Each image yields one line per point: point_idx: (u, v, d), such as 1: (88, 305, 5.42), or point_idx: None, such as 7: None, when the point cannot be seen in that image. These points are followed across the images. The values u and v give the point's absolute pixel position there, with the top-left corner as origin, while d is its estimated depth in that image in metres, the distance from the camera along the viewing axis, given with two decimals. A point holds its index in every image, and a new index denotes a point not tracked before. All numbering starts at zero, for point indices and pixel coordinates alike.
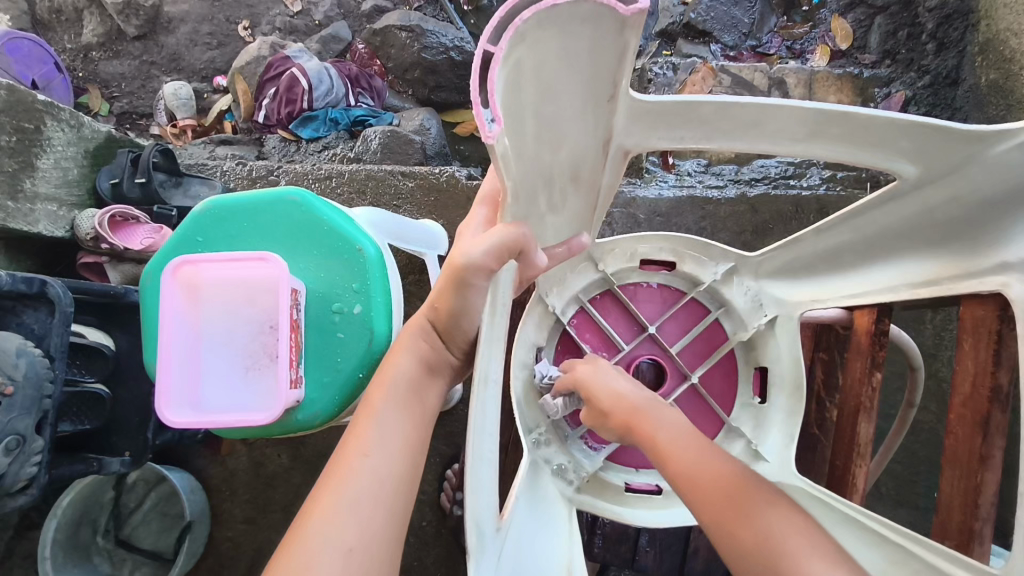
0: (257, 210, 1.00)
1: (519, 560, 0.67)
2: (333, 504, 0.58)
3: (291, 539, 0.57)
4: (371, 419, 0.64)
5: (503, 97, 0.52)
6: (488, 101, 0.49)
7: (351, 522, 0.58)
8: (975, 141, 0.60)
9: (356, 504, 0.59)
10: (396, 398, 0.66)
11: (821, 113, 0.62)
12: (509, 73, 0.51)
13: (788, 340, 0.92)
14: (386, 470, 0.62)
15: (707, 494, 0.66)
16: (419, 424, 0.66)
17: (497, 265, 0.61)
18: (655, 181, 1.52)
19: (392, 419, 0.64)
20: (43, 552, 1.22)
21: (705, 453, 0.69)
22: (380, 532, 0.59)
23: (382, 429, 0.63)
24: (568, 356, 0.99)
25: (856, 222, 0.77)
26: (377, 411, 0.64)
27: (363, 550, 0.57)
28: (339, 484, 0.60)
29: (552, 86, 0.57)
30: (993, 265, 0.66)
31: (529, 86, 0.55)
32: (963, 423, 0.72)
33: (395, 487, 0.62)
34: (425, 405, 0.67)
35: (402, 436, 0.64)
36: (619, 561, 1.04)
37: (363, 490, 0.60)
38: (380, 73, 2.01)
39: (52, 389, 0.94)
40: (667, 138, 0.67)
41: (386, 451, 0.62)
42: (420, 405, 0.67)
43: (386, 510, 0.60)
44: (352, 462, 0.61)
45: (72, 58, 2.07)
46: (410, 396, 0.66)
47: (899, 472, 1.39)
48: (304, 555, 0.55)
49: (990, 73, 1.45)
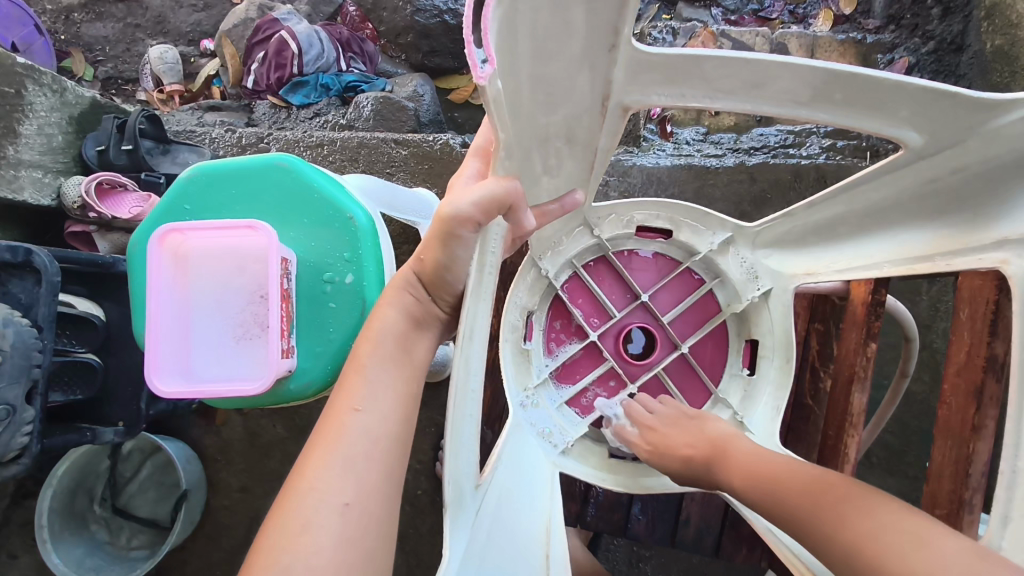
0: (246, 176, 0.98)
1: (499, 522, 0.67)
2: (326, 462, 0.57)
3: (286, 499, 0.56)
4: (360, 375, 0.61)
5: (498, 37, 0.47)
6: (481, 37, 0.45)
7: (345, 480, 0.57)
8: (985, 110, 0.57)
9: (349, 462, 0.58)
10: (386, 355, 0.63)
11: (836, 74, 0.59)
12: (502, 17, 0.47)
13: (781, 312, 0.91)
14: (379, 426, 0.60)
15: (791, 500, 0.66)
16: (410, 379, 0.64)
17: (484, 218, 0.57)
18: (653, 150, 1.50)
19: (384, 375, 0.62)
20: (40, 520, 1.23)
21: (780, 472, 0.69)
22: (376, 490, 0.58)
23: (373, 387, 0.61)
24: (559, 319, 1.00)
25: (850, 195, 0.75)
26: (366, 367, 0.62)
27: (359, 507, 0.56)
28: (332, 442, 0.58)
29: (550, 31, 0.53)
30: (993, 241, 0.62)
31: (523, 38, 0.51)
32: (957, 392, 0.72)
33: (388, 442, 0.60)
34: (417, 363, 0.65)
35: (394, 390, 0.62)
36: (611, 528, 1.05)
37: (357, 448, 0.58)
38: (372, 37, 1.96)
39: (41, 358, 0.93)
40: (669, 95, 0.64)
41: (378, 408, 0.60)
42: (410, 359, 0.64)
43: (380, 467, 0.59)
44: (343, 419, 0.59)
45: (53, 20, 2.00)
46: (400, 352, 0.64)
47: (890, 443, 1.40)
48: (299, 514, 0.55)
49: (996, 39, 1.43)
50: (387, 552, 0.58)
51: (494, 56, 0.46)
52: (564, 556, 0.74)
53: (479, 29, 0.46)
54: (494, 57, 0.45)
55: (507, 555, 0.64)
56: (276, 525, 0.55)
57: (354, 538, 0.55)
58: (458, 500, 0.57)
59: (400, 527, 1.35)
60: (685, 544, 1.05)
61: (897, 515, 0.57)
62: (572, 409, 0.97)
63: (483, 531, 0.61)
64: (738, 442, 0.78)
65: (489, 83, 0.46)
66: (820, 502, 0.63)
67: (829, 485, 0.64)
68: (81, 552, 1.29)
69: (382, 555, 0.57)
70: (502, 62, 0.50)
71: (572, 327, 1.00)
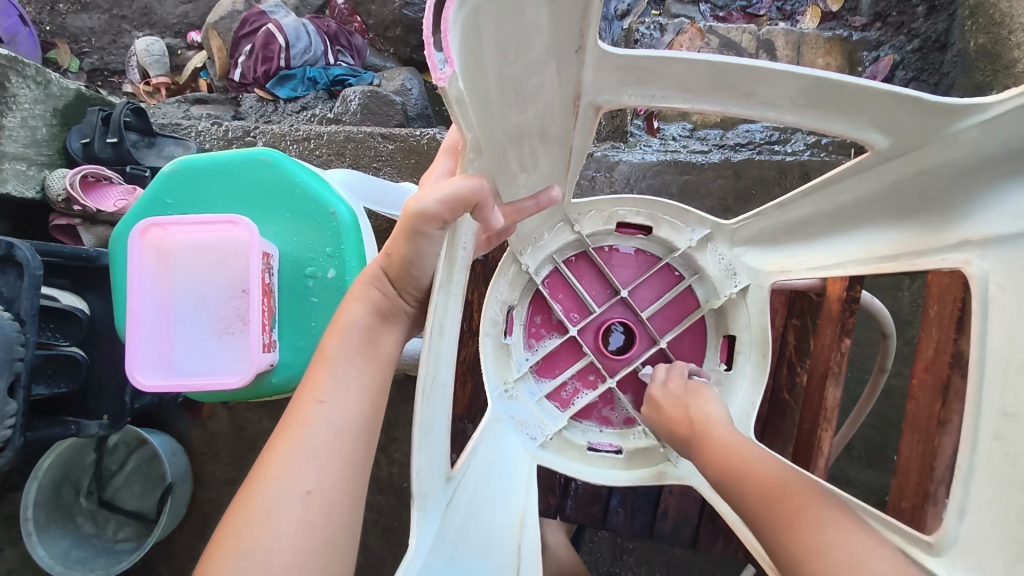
0: (227, 170, 0.98)
1: (472, 513, 0.68)
2: (290, 451, 0.57)
3: (249, 487, 0.56)
4: (326, 369, 0.62)
5: (464, 43, 0.48)
6: (442, 40, 0.45)
7: (309, 469, 0.57)
8: (944, 115, 0.58)
9: (313, 451, 0.58)
10: (357, 350, 0.63)
11: (804, 80, 0.60)
12: (465, 21, 0.47)
13: (757, 308, 0.91)
14: (345, 417, 0.60)
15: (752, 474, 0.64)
16: (379, 372, 0.64)
17: (452, 216, 0.56)
18: (639, 146, 1.51)
19: (350, 368, 0.62)
20: (24, 514, 1.24)
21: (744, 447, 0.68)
22: (340, 478, 0.58)
23: (343, 380, 0.62)
24: (539, 314, 1.02)
25: (819, 195, 0.76)
26: (333, 361, 0.62)
27: (322, 495, 0.56)
28: (297, 432, 0.58)
29: (517, 34, 0.53)
30: (955, 242, 0.63)
31: (493, 40, 0.52)
32: (925, 388, 0.73)
33: (354, 432, 0.60)
34: (386, 357, 0.65)
35: (361, 384, 0.62)
36: (591, 521, 1.07)
37: (322, 439, 0.58)
38: (360, 30, 1.95)
39: (24, 352, 0.94)
40: (639, 95, 0.64)
41: (346, 400, 0.61)
42: (380, 354, 0.65)
43: (348, 460, 0.59)
44: (308, 410, 0.60)
45: (39, 11, 1.98)
46: (368, 346, 0.64)
47: (870, 437, 1.42)
48: (261, 501, 0.55)
49: (979, 38, 1.44)
50: (349, 541, 0.58)
51: (456, 58, 0.46)
52: (534, 548, 0.75)
53: (441, 34, 0.46)
54: (455, 59, 0.46)
55: (478, 545, 0.66)
56: (237, 512, 0.55)
57: (318, 525, 0.55)
58: (426, 493, 0.57)
59: (386, 519, 1.36)
60: (663, 536, 1.06)
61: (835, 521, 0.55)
62: (551, 403, 0.99)
63: (453, 523, 0.62)
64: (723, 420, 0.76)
65: (450, 85, 0.46)
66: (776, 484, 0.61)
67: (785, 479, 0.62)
68: (66, 544, 1.30)
69: (349, 545, 0.58)
70: (469, 66, 0.50)
71: (552, 322, 1.01)
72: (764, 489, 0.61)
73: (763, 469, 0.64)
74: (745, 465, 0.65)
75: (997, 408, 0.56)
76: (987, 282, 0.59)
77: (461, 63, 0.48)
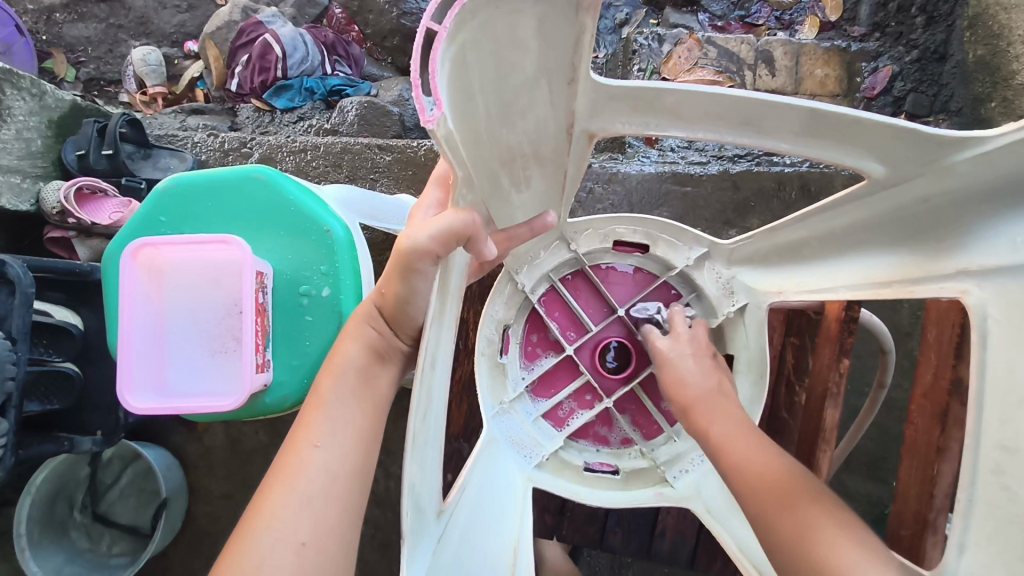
0: (221, 189, 0.97)
1: (468, 543, 0.67)
2: (282, 501, 0.56)
3: (239, 539, 0.55)
4: (320, 411, 0.61)
5: (449, 84, 0.47)
6: (431, 83, 0.44)
7: (302, 519, 0.55)
8: (941, 147, 0.57)
9: (307, 500, 0.56)
10: (349, 391, 0.62)
11: (803, 112, 0.59)
12: (449, 58, 0.46)
13: (756, 329, 0.90)
14: (339, 463, 0.59)
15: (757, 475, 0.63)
16: (372, 415, 0.63)
17: (444, 251, 0.55)
18: (637, 157, 1.50)
19: (343, 409, 0.61)
20: (18, 529, 1.23)
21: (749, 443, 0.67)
22: (334, 525, 0.57)
23: (335, 421, 0.61)
24: (536, 332, 1.01)
25: (813, 220, 0.76)
26: (326, 403, 0.61)
27: (316, 547, 0.55)
28: (289, 478, 0.57)
29: (503, 65, 0.52)
30: (952, 270, 0.62)
31: (478, 75, 0.51)
32: (924, 413, 0.73)
33: (348, 478, 0.59)
34: (379, 397, 0.64)
35: (354, 427, 0.61)
36: (587, 541, 1.06)
37: (315, 485, 0.57)
38: (358, 40, 1.95)
39: (15, 371, 0.93)
40: (632, 123, 0.63)
41: (338, 444, 0.59)
42: (373, 394, 0.63)
43: (341, 506, 0.58)
44: (301, 455, 0.58)
45: (34, 20, 1.96)
46: (361, 386, 0.63)
47: (871, 449, 1.41)
48: (253, 555, 0.53)
49: (978, 49, 1.43)
50: None
51: (444, 100, 0.46)
52: None
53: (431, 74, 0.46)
54: (444, 101, 0.45)
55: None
56: (228, 569, 0.53)
57: None
58: (418, 529, 0.56)
59: (384, 534, 1.35)
60: (661, 556, 1.05)
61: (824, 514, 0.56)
62: (548, 423, 0.98)
63: (449, 556, 0.61)
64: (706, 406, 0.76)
65: (439, 126, 0.45)
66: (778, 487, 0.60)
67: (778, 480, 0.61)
68: (60, 560, 1.29)
69: None
70: (453, 104, 0.49)
71: (548, 340, 1.01)
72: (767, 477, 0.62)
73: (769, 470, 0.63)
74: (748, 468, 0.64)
75: (994, 443, 0.54)
76: (985, 313, 0.57)
77: (447, 102, 0.48)
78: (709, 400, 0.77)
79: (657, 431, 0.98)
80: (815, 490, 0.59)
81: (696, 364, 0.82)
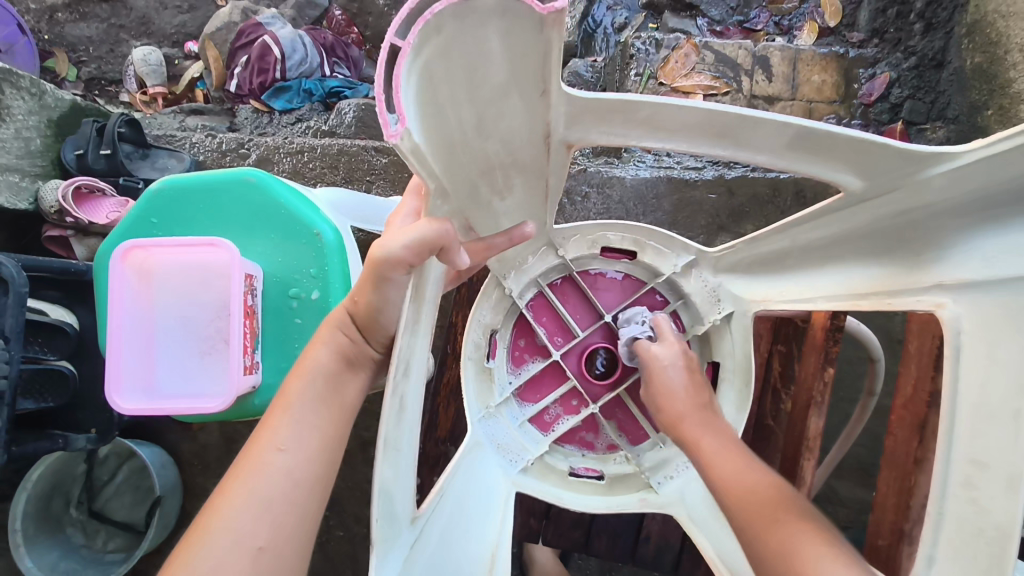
0: (212, 191, 0.98)
1: (444, 548, 0.67)
2: (242, 504, 0.56)
3: (193, 540, 0.55)
4: (286, 414, 0.61)
5: (414, 101, 0.49)
6: (394, 97, 0.46)
7: (260, 524, 0.56)
8: (917, 160, 0.57)
9: (268, 504, 0.57)
10: (316, 395, 0.63)
11: (788, 127, 0.59)
12: (414, 72, 0.48)
13: (742, 337, 0.91)
14: (302, 468, 0.59)
15: (746, 501, 0.62)
16: (338, 421, 0.63)
17: (417, 260, 0.56)
18: (633, 162, 1.51)
19: (309, 413, 0.62)
20: (13, 525, 1.24)
21: (742, 466, 0.65)
22: (292, 530, 0.57)
23: (300, 425, 0.61)
24: (523, 337, 1.01)
25: (793, 232, 0.77)
26: (292, 406, 0.61)
27: (273, 551, 0.56)
28: (249, 481, 0.57)
29: (471, 77, 0.53)
30: (930, 284, 0.62)
31: (446, 86, 0.52)
32: (903, 425, 0.73)
33: (309, 483, 0.60)
34: (347, 403, 0.64)
35: (319, 431, 0.61)
36: (573, 545, 1.06)
37: (274, 489, 0.58)
38: (357, 42, 1.97)
39: (7, 369, 0.94)
40: (611, 134, 0.63)
41: (301, 448, 0.60)
42: (341, 399, 0.64)
43: (300, 511, 0.58)
44: (264, 458, 0.59)
45: (37, 20, 1.97)
46: (329, 392, 0.63)
47: (863, 456, 1.41)
48: (205, 558, 0.54)
49: (975, 56, 1.42)
50: None
51: (408, 115, 0.47)
52: None
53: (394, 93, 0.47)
54: (407, 116, 0.47)
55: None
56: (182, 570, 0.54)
57: None
58: (390, 535, 0.56)
59: None
60: (646, 561, 1.05)
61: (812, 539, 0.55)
62: (534, 427, 0.98)
63: (424, 562, 0.62)
64: (688, 424, 0.75)
65: (402, 140, 0.47)
66: (768, 513, 0.60)
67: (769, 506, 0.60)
68: (54, 555, 1.30)
69: None
70: (420, 118, 0.51)
71: (536, 345, 1.01)
72: (760, 500, 0.61)
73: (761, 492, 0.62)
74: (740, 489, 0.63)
75: (966, 456, 0.53)
76: (958, 328, 0.57)
77: (414, 115, 0.50)
78: (696, 414, 0.76)
79: (643, 437, 0.98)
80: (800, 512, 0.59)
81: (686, 376, 0.82)
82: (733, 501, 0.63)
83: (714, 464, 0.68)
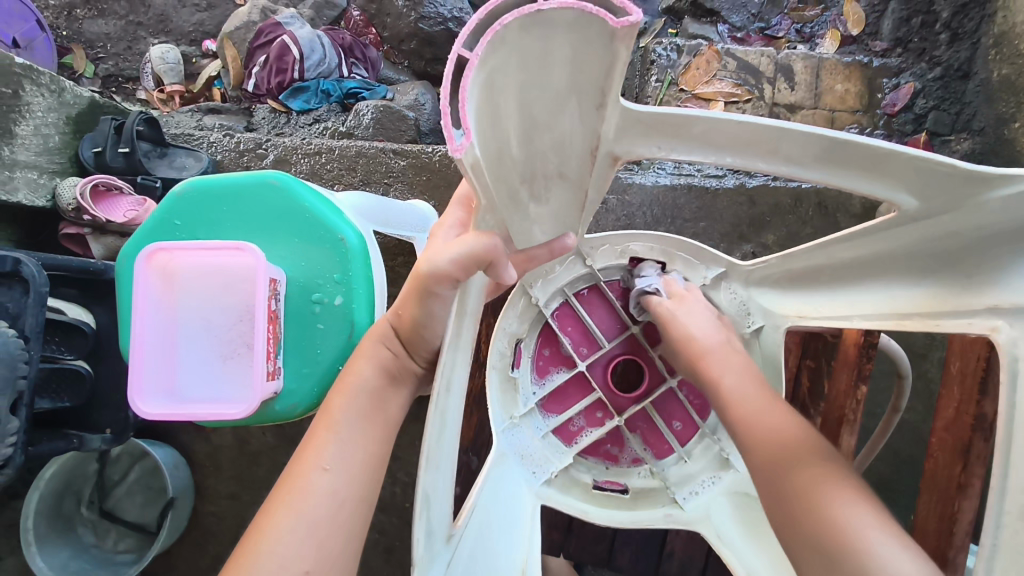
0: (237, 194, 0.97)
1: (477, 566, 0.66)
2: (288, 527, 0.55)
3: (240, 562, 0.54)
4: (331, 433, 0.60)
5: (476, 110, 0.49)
6: (460, 112, 0.46)
7: (306, 546, 0.55)
8: (977, 182, 0.56)
9: (314, 527, 0.56)
10: (359, 412, 0.61)
11: (820, 139, 0.58)
12: (480, 84, 0.48)
13: (772, 350, 0.89)
14: (347, 488, 0.58)
15: (767, 440, 0.66)
16: (380, 439, 0.62)
17: (463, 275, 0.55)
18: (652, 168, 1.46)
19: (354, 432, 0.60)
20: (26, 523, 1.23)
21: (768, 408, 0.69)
22: (336, 554, 0.56)
23: (344, 444, 0.60)
24: (548, 347, 1.00)
25: (836, 248, 0.76)
26: (337, 424, 0.60)
27: None
28: (295, 502, 0.56)
29: (530, 87, 0.52)
30: (985, 308, 0.59)
31: (504, 96, 0.52)
32: (944, 447, 0.72)
33: (354, 504, 0.58)
34: (389, 420, 0.63)
35: (364, 451, 0.60)
36: (595, 559, 1.05)
37: (321, 512, 0.56)
38: (375, 42, 1.95)
39: (28, 370, 0.92)
40: (661, 148, 0.61)
41: (346, 468, 0.59)
42: (384, 417, 0.62)
43: (344, 534, 0.57)
44: (309, 478, 0.58)
45: (56, 16, 1.98)
46: (372, 409, 0.62)
47: (882, 471, 1.39)
48: None
49: (1002, 68, 1.39)
50: None
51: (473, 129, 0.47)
52: None
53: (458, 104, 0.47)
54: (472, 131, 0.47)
55: None
56: None
57: None
58: (429, 555, 0.55)
59: (389, 539, 1.35)
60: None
61: (821, 474, 0.59)
62: (557, 439, 0.97)
63: None
64: (710, 360, 0.80)
65: (466, 154, 0.47)
66: (791, 450, 0.63)
67: (789, 443, 0.64)
68: (66, 555, 1.29)
69: None
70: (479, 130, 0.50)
71: (561, 355, 0.99)
72: (778, 440, 0.65)
73: (788, 433, 0.65)
74: (761, 430, 0.67)
75: None
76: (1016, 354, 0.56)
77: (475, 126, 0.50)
78: (719, 354, 0.80)
79: (669, 450, 0.96)
80: (820, 452, 0.62)
81: (710, 321, 0.85)
82: (748, 438, 0.67)
83: (733, 400, 0.73)
